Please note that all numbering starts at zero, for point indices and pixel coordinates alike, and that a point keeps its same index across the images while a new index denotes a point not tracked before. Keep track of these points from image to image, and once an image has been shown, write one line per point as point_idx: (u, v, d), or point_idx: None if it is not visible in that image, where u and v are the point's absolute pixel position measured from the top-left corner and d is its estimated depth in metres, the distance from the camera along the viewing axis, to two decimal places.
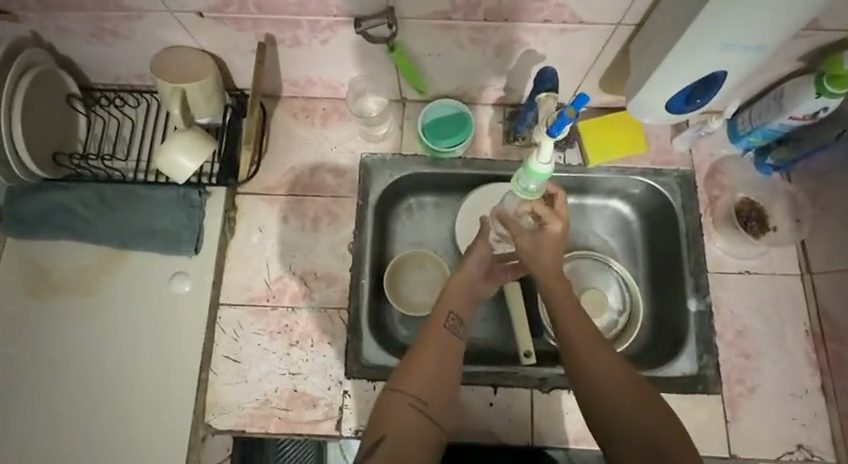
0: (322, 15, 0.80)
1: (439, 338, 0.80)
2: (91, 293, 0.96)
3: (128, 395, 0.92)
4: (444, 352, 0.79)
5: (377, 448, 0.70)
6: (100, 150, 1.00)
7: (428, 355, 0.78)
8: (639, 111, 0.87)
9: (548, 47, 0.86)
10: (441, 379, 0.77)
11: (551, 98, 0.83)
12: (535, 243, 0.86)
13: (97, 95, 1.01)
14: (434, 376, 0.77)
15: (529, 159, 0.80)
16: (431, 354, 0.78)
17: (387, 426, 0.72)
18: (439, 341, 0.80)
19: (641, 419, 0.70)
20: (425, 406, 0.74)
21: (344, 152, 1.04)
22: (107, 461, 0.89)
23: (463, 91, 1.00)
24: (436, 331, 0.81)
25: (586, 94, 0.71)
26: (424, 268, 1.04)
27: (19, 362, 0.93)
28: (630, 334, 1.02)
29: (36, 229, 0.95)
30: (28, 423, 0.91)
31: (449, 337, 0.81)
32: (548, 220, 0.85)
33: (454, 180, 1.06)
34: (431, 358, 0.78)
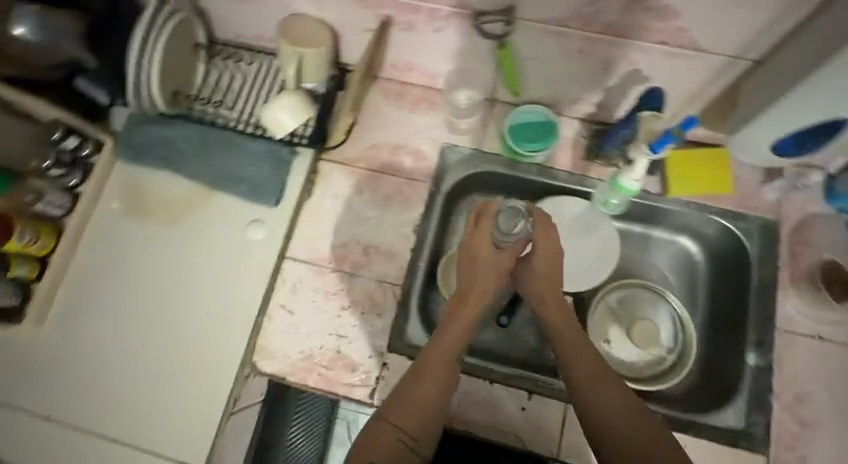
0: (443, 4, 0.85)
1: (436, 365, 0.80)
2: (175, 221, 1.04)
3: (190, 321, 0.99)
4: (438, 384, 0.79)
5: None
6: (211, 97, 1.09)
7: (425, 382, 0.79)
8: (742, 144, 0.89)
9: (655, 70, 0.86)
10: (434, 407, 0.78)
11: (654, 118, 0.86)
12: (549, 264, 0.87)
13: (218, 49, 1.11)
14: (426, 404, 0.78)
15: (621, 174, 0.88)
16: (428, 382, 0.79)
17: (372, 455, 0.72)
18: (438, 371, 0.80)
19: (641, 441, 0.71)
20: (416, 431, 0.76)
21: (427, 139, 1.08)
22: (161, 376, 0.97)
23: (554, 101, 1.02)
24: (435, 361, 0.80)
25: (695, 118, 0.76)
26: None
27: (106, 270, 1.02)
28: (686, 366, 1.00)
29: (142, 156, 1.05)
30: (101, 326, 0.99)
31: (445, 370, 0.80)
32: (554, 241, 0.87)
33: (525, 186, 1.07)
34: (427, 387, 0.79)
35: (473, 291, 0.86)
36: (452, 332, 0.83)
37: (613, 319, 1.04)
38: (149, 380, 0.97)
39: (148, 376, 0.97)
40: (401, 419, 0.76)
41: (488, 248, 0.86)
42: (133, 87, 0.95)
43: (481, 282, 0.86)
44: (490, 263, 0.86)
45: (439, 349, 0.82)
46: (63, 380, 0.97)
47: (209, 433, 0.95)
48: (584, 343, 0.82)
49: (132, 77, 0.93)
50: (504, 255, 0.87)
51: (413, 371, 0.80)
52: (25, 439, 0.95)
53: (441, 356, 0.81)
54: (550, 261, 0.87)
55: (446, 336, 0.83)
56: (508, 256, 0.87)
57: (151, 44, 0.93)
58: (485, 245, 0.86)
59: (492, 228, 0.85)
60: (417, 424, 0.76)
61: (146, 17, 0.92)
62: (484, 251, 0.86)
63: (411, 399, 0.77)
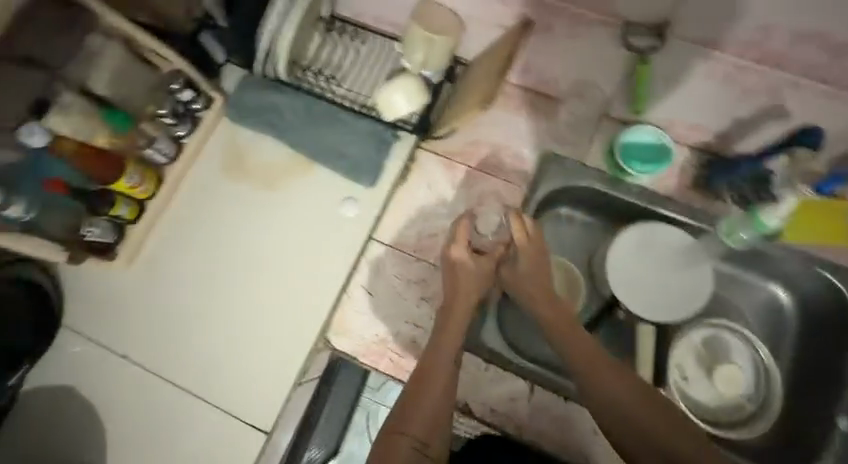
0: None
1: (437, 376, 0.81)
2: (272, 186, 1.05)
3: (273, 286, 1.00)
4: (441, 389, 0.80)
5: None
6: (322, 71, 1.09)
7: (428, 393, 0.79)
8: None
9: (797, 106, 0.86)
10: (441, 415, 0.79)
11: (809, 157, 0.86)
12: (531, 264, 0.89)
13: (337, 24, 1.09)
14: (434, 414, 0.78)
15: (759, 210, 0.85)
16: (432, 392, 0.79)
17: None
18: (439, 377, 0.81)
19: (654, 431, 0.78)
20: (430, 437, 0.76)
21: (529, 143, 1.07)
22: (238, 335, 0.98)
23: (671, 124, 0.99)
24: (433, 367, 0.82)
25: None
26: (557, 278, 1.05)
27: (198, 225, 1.04)
28: (775, 404, 0.97)
29: (250, 118, 1.07)
30: (185, 278, 1.01)
31: (446, 374, 0.81)
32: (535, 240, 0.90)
33: (621, 206, 1.04)
34: (432, 397, 0.79)
35: (459, 296, 0.87)
36: (444, 349, 0.83)
37: (697, 358, 1.00)
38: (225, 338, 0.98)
39: (224, 334, 0.98)
40: (413, 435, 0.76)
41: (469, 255, 0.89)
42: (265, 45, 0.97)
43: (466, 286, 0.88)
44: (468, 274, 0.89)
45: (431, 361, 0.82)
46: (144, 323, 0.99)
47: (277, 400, 0.95)
48: (586, 351, 0.83)
49: (268, 36, 0.96)
50: (483, 263, 0.90)
51: (413, 385, 0.81)
52: (101, 374, 0.98)
53: (438, 366, 0.82)
54: (533, 267, 0.89)
55: (436, 352, 0.83)
56: (487, 261, 0.90)
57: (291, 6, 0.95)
58: (464, 256, 0.89)
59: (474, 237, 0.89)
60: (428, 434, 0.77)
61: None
62: (462, 262, 0.89)
63: (418, 411, 0.78)
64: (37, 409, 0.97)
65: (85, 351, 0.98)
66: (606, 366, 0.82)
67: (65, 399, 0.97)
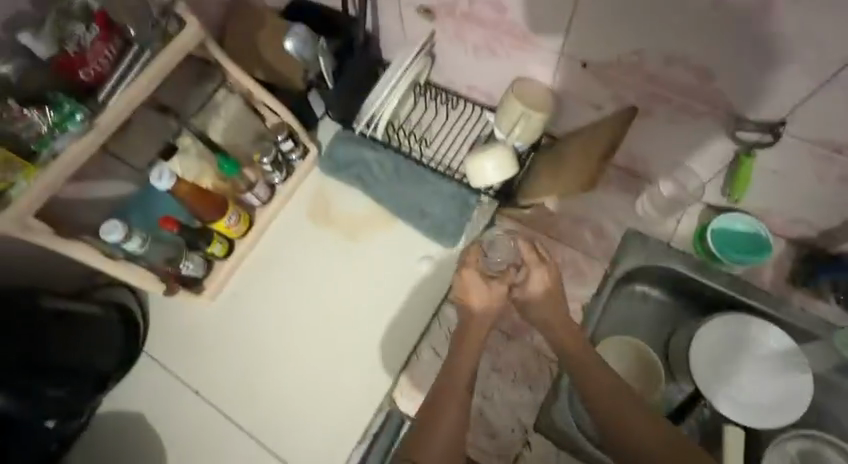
0: (703, 103, 0.80)
1: (453, 402, 0.83)
2: (354, 238, 1.09)
3: (350, 339, 1.02)
4: (456, 413, 0.82)
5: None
6: (412, 132, 1.15)
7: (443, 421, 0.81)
8: None
9: None
10: (457, 440, 0.80)
11: None
12: (538, 287, 0.93)
13: (431, 91, 1.16)
14: (451, 441, 0.79)
15: None
16: (448, 417, 0.81)
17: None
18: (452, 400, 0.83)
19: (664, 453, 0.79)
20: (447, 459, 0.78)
21: (613, 219, 1.06)
22: (308, 383, 1.00)
23: (770, 216, 0.95)
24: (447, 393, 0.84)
25: None
26: (624, 358, 0.99)
27: (280, 268, 1.09)
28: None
29: (340, 170, 1.13)
30: (264, 319, 1.05)
31: (460, 397, 0.84)
32: (537, 264, 0.94)
33: (708, 293, 0.99)
34: (449, 421, 0.81)
35: (476, 325, 0.91)
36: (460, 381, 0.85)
37: None
38: (296, 384, 1.00)
39: (296, 380, 1.00)
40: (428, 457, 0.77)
41: (479, 280, 0.93)
42: (372, 112, 1.02)
43: (482, 313, 0.92)
44: (484, 298, 0.93)
45: (447, 388, 0.84)
46: (221, 360, 1.03)
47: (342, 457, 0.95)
48: (589, 372, 0.87)
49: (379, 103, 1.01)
50: (496, 289, 0.93)
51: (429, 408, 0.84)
52: (175, 407, 1.00)
53: (453, 398, 0.84)
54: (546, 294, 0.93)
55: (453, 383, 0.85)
56: (500, 287, 0.93)
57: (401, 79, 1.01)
58: (478, 282, 0.93)
59: (483, 263, 0.93)
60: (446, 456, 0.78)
61: (410, 56, 1.01)
62: (478, 288, 0.93)
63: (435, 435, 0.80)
64: (105, 436, 0.99)
65: (163, 382, 1.02)
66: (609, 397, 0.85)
67: (135, 430, 0.99)
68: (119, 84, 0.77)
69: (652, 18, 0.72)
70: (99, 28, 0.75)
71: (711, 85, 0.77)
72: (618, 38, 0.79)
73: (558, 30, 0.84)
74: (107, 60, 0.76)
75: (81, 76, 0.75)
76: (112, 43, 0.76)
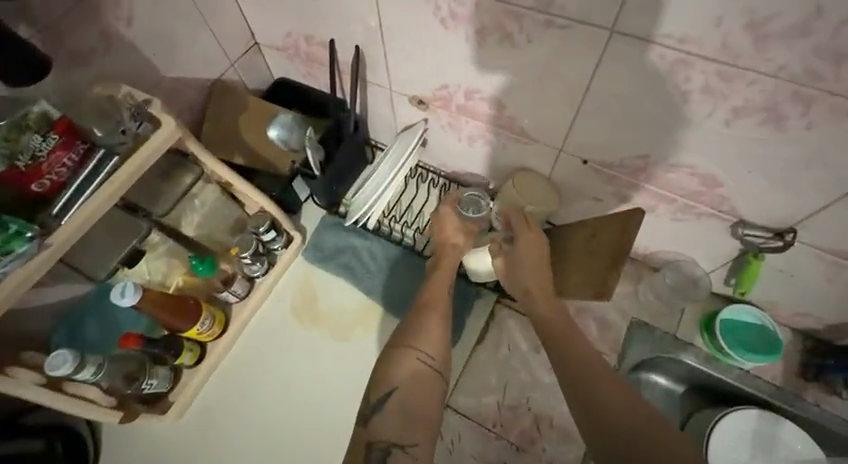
0: (708, 206, 0.79)
1: (436, 304, 0.77)
2: (344, 337, 0.99)
3: (320, 453, 0.90)
4: (442, 312, 0.76)
5: (385, 402, 0.64)
6: (403, 217, 1.11)
7: (429, 325, 0.72)
8: None
9: None
10: (445, 336, 0.72)
11: None
12: (522, 252, 0.85)
13: (421, 174, 1.13)
14: (439, 331, 0.72)
15: None
16: (432, 315, 0.74)
17: (396, 379, 0.66)
18: (436, 301, 0.77)
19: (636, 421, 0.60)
20: (438, 356, 0.69)
21: (616, 308, 1.02)
22: None
23: (773, 307, 0.94)
24: (433, 296, 0.79)
25: None
26: None
27: (259, 369, 0.98)
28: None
29: (328, 259, 1.06)
30: (236, 429, 0.92)
31: (444, 298, 0.79)
32: (522, 231, 0.87)
33: (717, 385, 0.96)
34: (433, 320, 0.73)
35: (447, 248, 0.88)
36: (439, 292, 0.80)
37: None
38: None
39: None
40: (419, 336, 0.70)
41: (453, 214, 0.90)
42: (363, 205, 0.97)
43: (453, 236, 0.89)
44: (456, 226, 0.89)
45: (430, 299, 0.78)
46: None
47: None
48: (559, 319, 0.78)
49: (375, 197, 0.97)
50: (470, 227, 0.89)
51: (414, 314, 0.75)
52: None
53: (439, 294, 0.79)
54: (533, 251, 0.85)
55: (435, 299, 0.78)
56: (473, 224, 0.90)
57: (393, 173, 0.98)
58: (450, 212, 0.90)
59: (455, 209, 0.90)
60: (440, 354, 0.70)
61: (404, 153, 0.98)
62: (452, 218, 0.90)
63: (424, 332, 0.71)
64: None
65: None
66: (589, 359, 0.70)
67: None
68: (82, 194, 0.68)
69: (657, 129, 0.71)
70: (58, 136, 0.66)
71: (717, 191, 0.75)
72: (621, 141, 0.77)
73: (558, 129, 0.83)
74: (67, 169, 0.67)
75: (33, 189, 0.65)
76: (73, 151, 0.67)
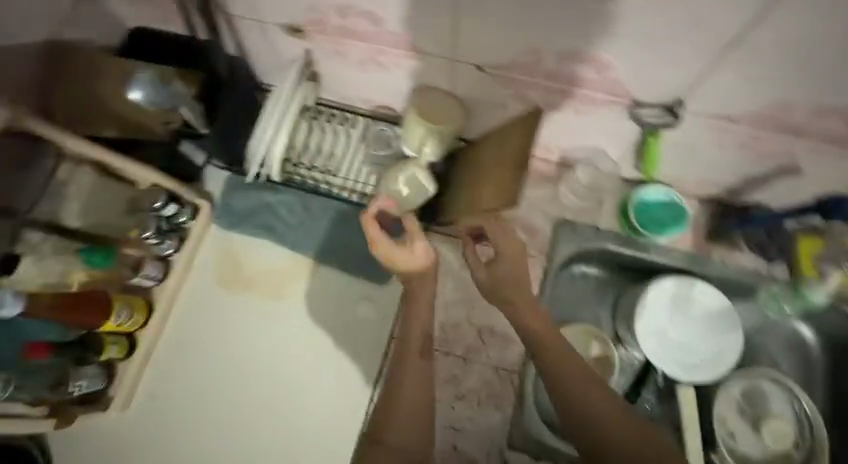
0: (603, 93, 0.78)
1: (412, 369, 0.78)
2: (278, 296, 0.98)
3: (283, 411, 0.92)
4: (419, 380, 0.77)
5: None
6: (312, 161, 1.01)
7: (406, 391, 0.75)
8: None
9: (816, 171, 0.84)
10: (421, 402, 0.75)
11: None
12: (498, 270, 0.88)
13: (322, 109, 1.02)
14: (415, 403, 0.75)
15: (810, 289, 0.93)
16: (406, 388, 0.76)
17: None
18: (414, 367, 0.78)
19: (620, 428, 0.73)
20: (414, 426, 0.73)
21: (540, 213, 1.03)
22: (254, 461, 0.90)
23: (680, 182, 0.98)
24: (411, 361, 0.79)
25: None
26: (581, 346, 0.99)
27: (199, 347, 0.95)
28: (825, 446, 0.96)
29: (245, 222, 1.00)
30: (194, 407, 0.92)
31: (423, 361, 0.79)
32: (502, 244, 0.89)
33: (639, 264, 1.02)
34: (406, 394, 0.75)
35: (414, 279, 0.82)
36: (415, 345, 0.80)
37: (744, 418, 0.98)
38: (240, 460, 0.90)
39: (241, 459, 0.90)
40: (397, 423, 0.73)
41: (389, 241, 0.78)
42: (261, 155, 0.90)
43: (414, 262, 0.81)
44: (407, 256, 0.80)
45: (402, 358, 0.79)
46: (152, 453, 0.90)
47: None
48: (551, 339, 0.81)
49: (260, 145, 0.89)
50: (420, 251, 0.81)
51: (390, 386, 0.77)
52: None
53: (408, 357, 0.79)
54: (512, 261, 0.88)
55: (409, 358, 0.79)
56: (422, 247, 0.81)
57: (284, 115, 0.89)
58: (392, 249, 0.79)
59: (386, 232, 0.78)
60: (417, 430, 0.73)
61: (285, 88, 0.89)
62: (391, 247, 0.79)
63: (398, 415, 0.73)
64: None
65: None
66: (574, 372, 0.77)
67: None
68: None
69: (539, 18, 0.67)
70: None
71: (608, 75, 0.74)
72: (508, 39, 0.73)
73: (444, 37, 0.76)
74: None
75: None
76: None
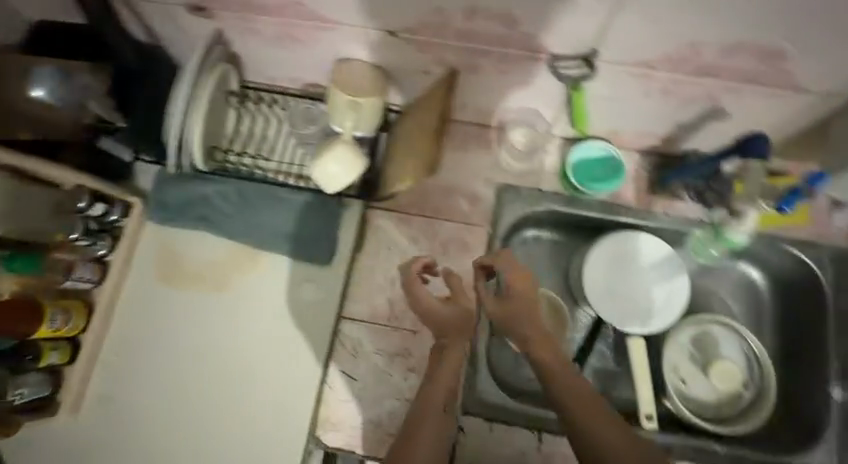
0: (518, 49, 0.76)
1: (429, 417, 0.77)
2: (221, 287, 0.96)
3: (236, 401, 0.92)
4: (435, 427, 0.77)
5: None
6: (246, 148, 1.01)
7: (427, 431, 0.77)
8: None
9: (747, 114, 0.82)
10: (434, 450, 0.76)
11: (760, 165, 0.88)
12: (518, 308, 0.81)
13: (250, 94, 1.01)
14: (429, 451, 0.75)
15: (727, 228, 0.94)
16: (421, 437, 0.76)
17: None
18: (432, 417, 0.78)
19: None
20: None
21: (481, 180, 1.01)
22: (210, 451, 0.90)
23: (617, 136, 0.97)
24: (428, 411, 0.78)
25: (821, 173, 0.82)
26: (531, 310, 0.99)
27: (144, 345, 0.94)
28: (771, 392, 0.97)
29: (180, 215, 0.98)
30: (145, 405, 0.92)
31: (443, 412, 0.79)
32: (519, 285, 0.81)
33: (584, 223, 1.02)
34: (423, 443, 0.75)
35: (449, 334, 0.83)
36: (438, 392, 0.80)
37: (694, 363, 1.00)
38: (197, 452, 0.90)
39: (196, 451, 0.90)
40: None
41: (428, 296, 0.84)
42: (174, 144, 0.85)
43: (445, 316, 0.83)
44: (439, 309, 0.84)
45: (419, 412, 0.78)
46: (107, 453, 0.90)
47: None
48: (563, 373, 0.77)
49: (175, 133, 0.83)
50: (458, 307, 0.84)
51: (405, 434, 0.77)
52: None
53: (424, 404, 0.79)
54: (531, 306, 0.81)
55: (428, 409, 0.78)
56: (456, 299, 0.84)
57: (193, 99, 0.83)
58: (427, 298, 0.84)
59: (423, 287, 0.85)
60: None
61: (188, 69, 0.83)
62: (428, 301, 0.84)
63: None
64: None
65: None
66: (589, 409, 0.74)
67: None
68: None
69: None
70: None
71: (517, 29, 0.72)
72: None
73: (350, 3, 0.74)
74: None
75: None
76: None
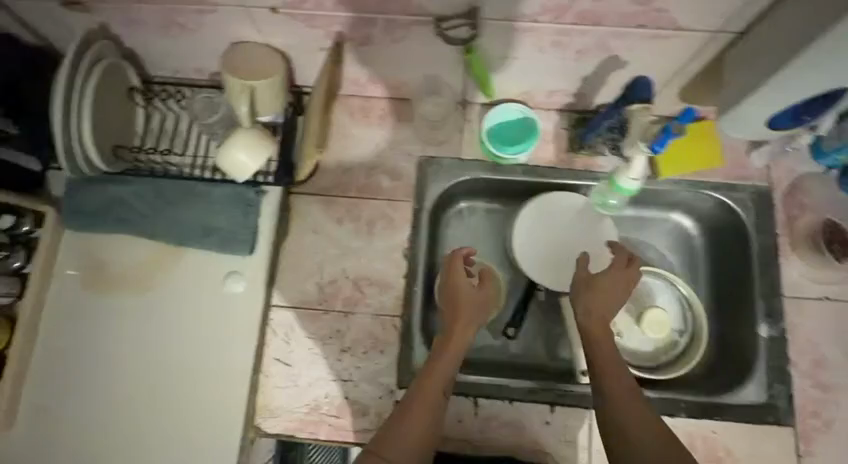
0: (400, 13, 0.77)
1: (433, 387, 0.76)
2: (147, 287, 0.95)
3: (172, 398, 0.92)
4: (433, 398, 0.75)
5: None
6: (156, 144, 0.99)
7: (421, 403, 0.74)
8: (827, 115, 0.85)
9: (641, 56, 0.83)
10: (431, 424, 0.74)
11: (645, 108, 0.83)
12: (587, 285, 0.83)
13: (156, 88, 0.99)
14: (425, 423, 0.74)
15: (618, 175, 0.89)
16: (422, 408, 0.74)
17: None
18: (435, 388, 0.76)
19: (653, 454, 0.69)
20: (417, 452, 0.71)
21: (401, 154, 0.99)
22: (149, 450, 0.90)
23: (529, 96, 0.96)
24: (433, 382, 0.77)
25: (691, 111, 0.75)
26: None
27: (74, 352, 0.93)
28: (704, 332, 0.98)
29: (95, 220, 0.95)
30: (80, 410, 0.91)
31: (442, 386, 0.77)
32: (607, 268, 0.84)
33: (510, 188, 1.01)
34: (422, 412, 0.74)
35: (465, 319, 0.82)
36: (445, 364, 0.78)
37: (626, 315, 1.02)
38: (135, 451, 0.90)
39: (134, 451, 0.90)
40: (400, 437, 0.71)
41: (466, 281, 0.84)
42: (62, 147, 0.82)
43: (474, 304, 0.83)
44: (472, 297, 0.84)
45: (424, 384, 0.76)
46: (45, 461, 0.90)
47: None
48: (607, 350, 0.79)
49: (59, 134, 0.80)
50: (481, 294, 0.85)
51: (406, 398, 0.76)
52: None
53: (433, 377, 0.77)
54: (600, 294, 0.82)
55: (433, 381, 0.77)
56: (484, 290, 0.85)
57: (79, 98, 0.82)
58: (464, 283, 0.84)
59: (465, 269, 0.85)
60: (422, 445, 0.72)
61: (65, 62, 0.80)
62: (465, 289, 0.84)
63: (407, 429, 0.72)
64: None
65: None
66: (626, 392, 0.75)
67: None
68: None
69: None
70: None
71: None
72: None
73: None
74: None
75: None
76: None
